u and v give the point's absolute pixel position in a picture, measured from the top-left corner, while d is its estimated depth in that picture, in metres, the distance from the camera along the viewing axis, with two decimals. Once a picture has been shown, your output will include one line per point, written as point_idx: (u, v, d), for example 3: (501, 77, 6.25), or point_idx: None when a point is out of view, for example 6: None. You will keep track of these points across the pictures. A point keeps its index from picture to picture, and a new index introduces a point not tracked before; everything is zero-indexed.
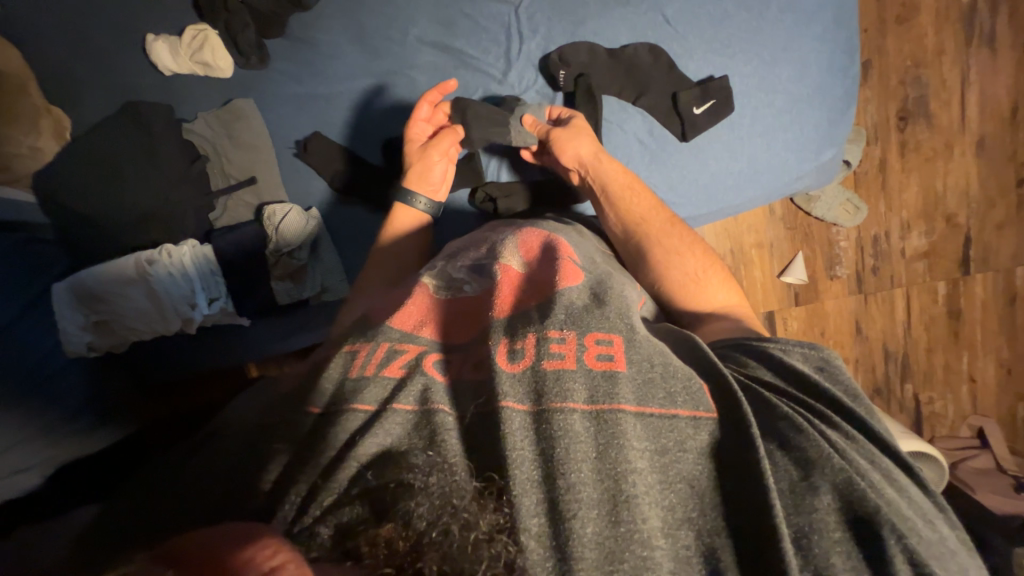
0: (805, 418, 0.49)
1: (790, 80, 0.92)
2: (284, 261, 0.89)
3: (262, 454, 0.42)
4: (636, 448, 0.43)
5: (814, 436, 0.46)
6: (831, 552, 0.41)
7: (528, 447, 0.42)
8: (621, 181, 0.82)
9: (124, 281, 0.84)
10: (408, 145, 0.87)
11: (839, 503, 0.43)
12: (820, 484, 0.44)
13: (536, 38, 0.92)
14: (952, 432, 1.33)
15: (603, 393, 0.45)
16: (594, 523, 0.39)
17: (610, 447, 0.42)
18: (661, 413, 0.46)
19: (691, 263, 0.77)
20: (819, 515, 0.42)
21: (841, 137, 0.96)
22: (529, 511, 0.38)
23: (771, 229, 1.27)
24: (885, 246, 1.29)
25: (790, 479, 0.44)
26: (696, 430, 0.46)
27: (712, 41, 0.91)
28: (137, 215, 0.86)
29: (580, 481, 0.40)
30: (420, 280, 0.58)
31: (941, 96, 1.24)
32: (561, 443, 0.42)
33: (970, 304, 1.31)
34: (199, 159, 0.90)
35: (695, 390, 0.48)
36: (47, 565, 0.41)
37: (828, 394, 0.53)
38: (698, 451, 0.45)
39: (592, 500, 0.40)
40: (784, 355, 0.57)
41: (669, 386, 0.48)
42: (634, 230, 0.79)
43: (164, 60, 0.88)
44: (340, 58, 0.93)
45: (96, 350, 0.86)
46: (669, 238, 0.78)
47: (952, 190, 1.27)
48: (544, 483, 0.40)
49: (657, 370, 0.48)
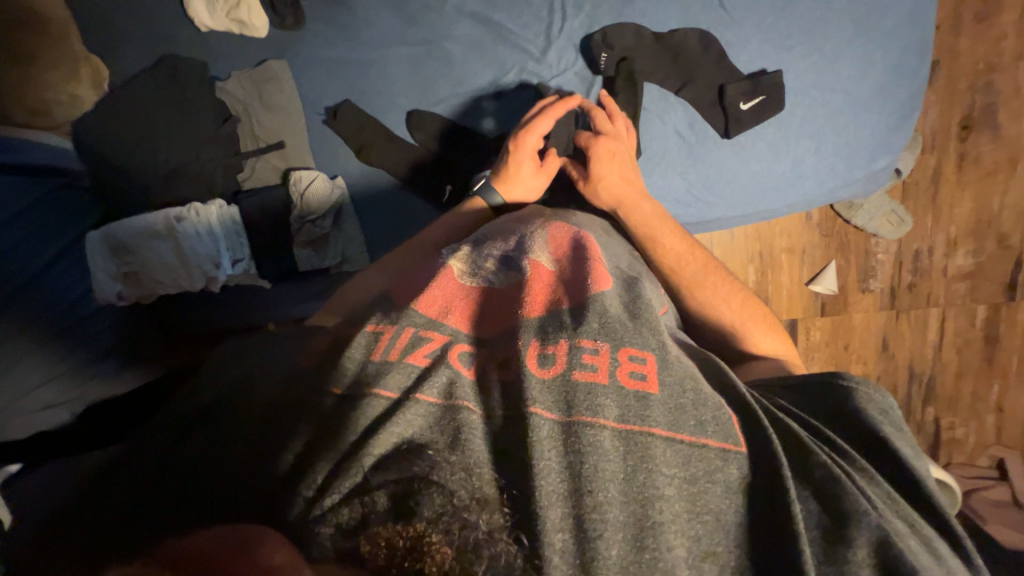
0: (829, 458, 0.48)
1: (850, 80, 0.86)
2: (307, 228, 0.90)
3: (290, 430, 0.44)
4: (665, 474, 0.42)
5: (850, 487, 0.45)
6: None
7: (556, 459, 0.41)
8: (655, 220, 0.78)
9: (153, 234, 0.86)
10: (520, 161, 0.79)
11: (876, 560, 0.41)
12: (856, 537, 0.42)
13: (579, 16, 0.88)
14: (970, 460, 1.28)
15: (635, 414, 0.44)
16: (618, 546, 0.39)
17: (637, 469, 0.42)
18: (691, 441, 0.45)
19: (723, 314, 0.74)
20: (853, 566, 0.41)
21: (899, 146, 0.90)
22: (554, 525, 0.38)
23: (806, 234, 1.21)
24: (926, 262, 1.22)
25: (820, 525, 0.44)
26: (726, 462, 0.45)
27: (768, 31, 0.85)
28: (166, 171, 0.87)
29: (606, 501, 0.40)
30: (444, 262, 0.57)
31: (1013, 105, 1.15)
32: (589, 459, 0.41)
33: (1010, 330, 1.24)
34: (231, 119, 0.89)
35: (725, 421, 0.47)
36: (74, 506, 0.45)
37: (874, 436, 0.51)
38: (725, 485, 0.44)
39: (618, 522, 0.40)
40: (844, 394, 0.55)
41: (700, 414, 0.46)
42: (668, 275, 0.76)
43: (200, 15, 0.87)
44: (376, 24, 0.90)
45: (124, 300, 0.87)
46: (702, 289, 0.75)
47: (1010, 209, 1.19)
48: (569, 498, 0.40)
49: (690, 396, 0.47)
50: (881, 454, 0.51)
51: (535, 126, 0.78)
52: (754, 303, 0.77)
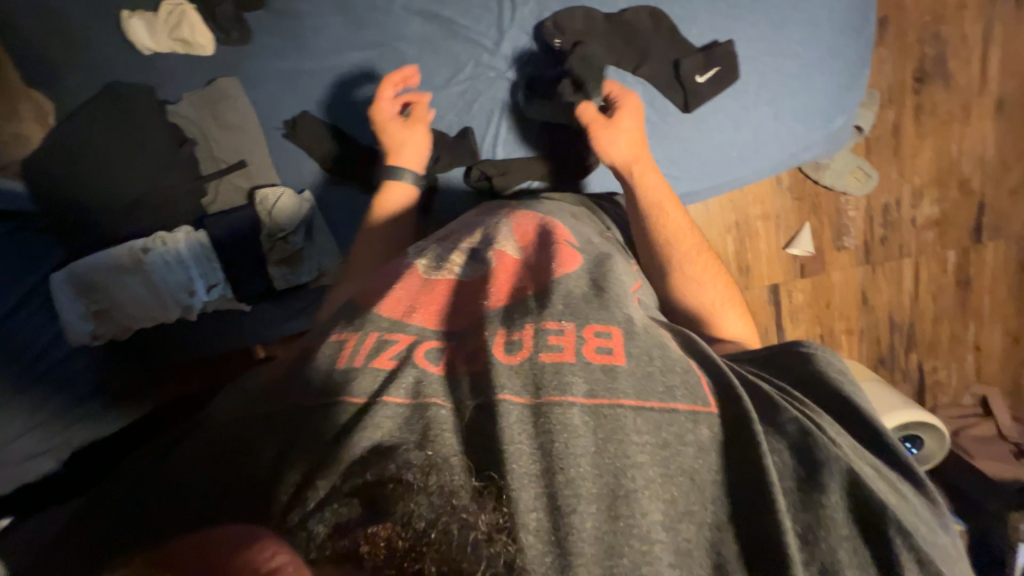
0: (798, 411, 0.49)
1: (801, 43, 0.87)
2: (280, 245, 0.89)
3: (255, 447, 0.43)
4: (636, 442, 0.43)
5: (823, 438, 0.46)
6: (837, 548, 0.41)
7: (527, 441, 0.42)
8: (658, 191, 0.78)
9: (120, 268, 0.84)
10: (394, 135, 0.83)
11: (847, 499, 0.43)
12: (828, 481, 0.43)
13: (529, 4, 0.88)
14: (955, 401, 1.33)
15: (602, 388, 0.45)
16: (592, 518, 0.40)
17: (609, 441, 0.43)
18: (661, 407, 0.46)
19: (709, 292, 0.75)
20: (826, 511, 0.42)
21: (854, 103, 0.92)
22: (528, 505, 0.39)
23: (778, 199, 1.23)
24: (895, 215, 1.25)
25: (794, 477, 0.45)
26: (696, 424, 0.46)
27: (715, 2, 0.86)
28: (127, 202, 0.85)
29: (579, 476, 0.41)
30: (411, 263, 0.58)
31: (961, 54, 1.18)
32: (560, 437, 0.42)
33: (979, 273, 1.28)
34: (187, 142, 0.87)
35: (693, 384, 0.48)
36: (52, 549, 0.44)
37: (836, 386, 0.53)
38: (698, 445, 0.45)
39: (591, 495, 0.41)
40: (811, 354, 0.57)
41: (668, 380, 0.47)
42: (661, 249, 0.76)
43: (141, 38, 0.85)
44: (325, 31, 0.89)
45: (100, 339, 0.85)
46: (692, 265, 0.76)
47: (967, 155, 1.22)
48: (543, 477, 0.41)
49: (656, 363, 0.48)
50: (841, 403, 0.52)
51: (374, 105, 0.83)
52: (733, 287, 0.78)
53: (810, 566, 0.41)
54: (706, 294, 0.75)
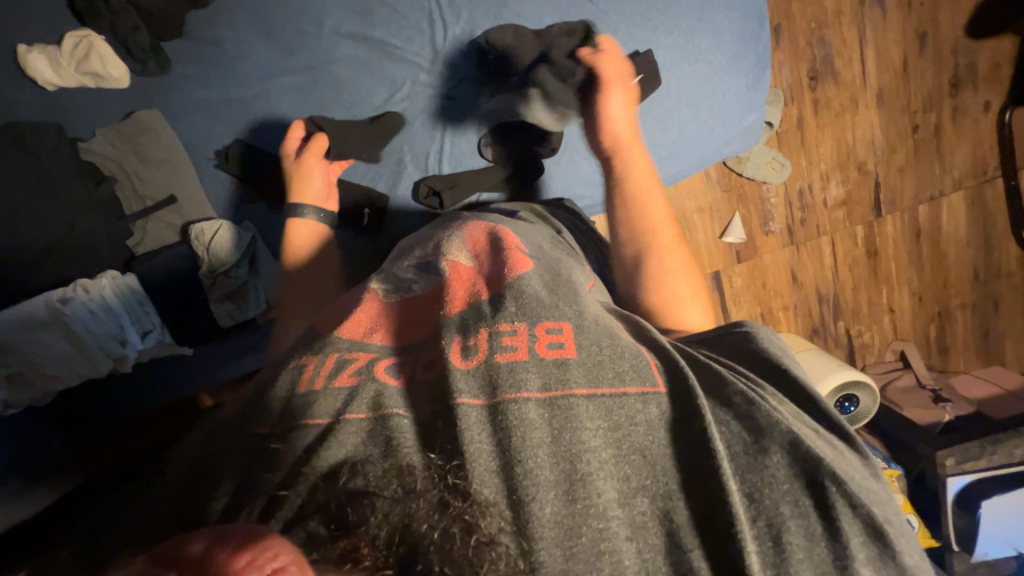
0: (748, 387, 0.51)
1: (709, 49, 0.96)
2: (221, 281, 0.84)
3: (215, 475, 0.42)
4: (590, 428, 0.45)
5: (765, 405, 0.49)
6: (779, 503, 0.44)
7: (485, 440, 0.43)
8: (647, 179, 0.81)
9: (34, 324, 0.75)
10: (286, 161, 0.84)
11: (789, 459, 0.46)
12: (771, 446, 0.47)
13: (459, 23, 0.90)
14: (879, 358, 1.49)
15: (555, 380, 0.47)
16: (552, 504, 0.41)
17: (564, 430, 0.44)
18: (611, 392, 0.48)
19: (682, 285, 0.77)
20: (769, 471, 0.46)
21: (762, 101, 1.01)
22: (490, 498, 0.40)
23: (709, 193, 1.34)
24: (810, 199, 1.39)
25: (741, 442, 0.48)
26: (645, 404, 0.48)
27: (632, 16, 0.93)
28: (41, 250, 0.76)
29: (536, 466, 0.42)
30: (369, 287, 0.60)
31: (844, 55, 1.34)
32: (516, 431, 0.43)
33: (885, 243, 1.44)
34: (105, 180, 0.81)
35: (642, 366, 0.51)
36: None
37: (770, 358, 0.58)
38: (647, 423, 0.47)
39: (549, 482, 0.42)
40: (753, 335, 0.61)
41: (618, 366, 0.50)
42: (643, 236, 0.79)
43: (44, 73, 0.78)
44: (251, 57, 0.86)
45: (16, 406, 0.78)
46: (670, 254, 0.78)
47: (861, 140, 1.38)
48: (502, 471, 0.41)
49: (606, 352, 0.51)
50: (781, 374, 0.56)
51: (289, 138, 0.84)
52: (701, 286, 0.80)
53: (757, 523, 0.44)
54: (677, 287, 0.77)
